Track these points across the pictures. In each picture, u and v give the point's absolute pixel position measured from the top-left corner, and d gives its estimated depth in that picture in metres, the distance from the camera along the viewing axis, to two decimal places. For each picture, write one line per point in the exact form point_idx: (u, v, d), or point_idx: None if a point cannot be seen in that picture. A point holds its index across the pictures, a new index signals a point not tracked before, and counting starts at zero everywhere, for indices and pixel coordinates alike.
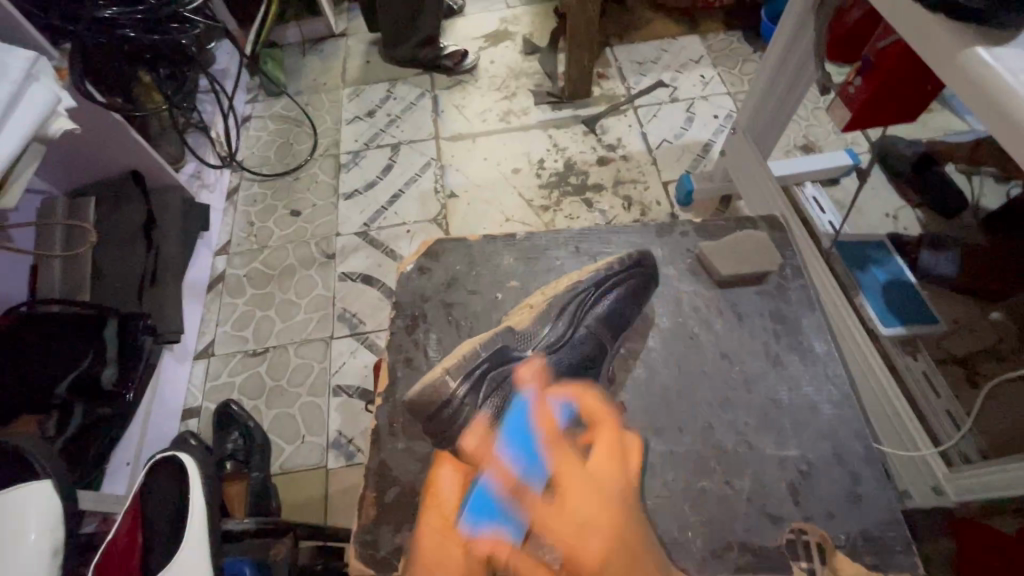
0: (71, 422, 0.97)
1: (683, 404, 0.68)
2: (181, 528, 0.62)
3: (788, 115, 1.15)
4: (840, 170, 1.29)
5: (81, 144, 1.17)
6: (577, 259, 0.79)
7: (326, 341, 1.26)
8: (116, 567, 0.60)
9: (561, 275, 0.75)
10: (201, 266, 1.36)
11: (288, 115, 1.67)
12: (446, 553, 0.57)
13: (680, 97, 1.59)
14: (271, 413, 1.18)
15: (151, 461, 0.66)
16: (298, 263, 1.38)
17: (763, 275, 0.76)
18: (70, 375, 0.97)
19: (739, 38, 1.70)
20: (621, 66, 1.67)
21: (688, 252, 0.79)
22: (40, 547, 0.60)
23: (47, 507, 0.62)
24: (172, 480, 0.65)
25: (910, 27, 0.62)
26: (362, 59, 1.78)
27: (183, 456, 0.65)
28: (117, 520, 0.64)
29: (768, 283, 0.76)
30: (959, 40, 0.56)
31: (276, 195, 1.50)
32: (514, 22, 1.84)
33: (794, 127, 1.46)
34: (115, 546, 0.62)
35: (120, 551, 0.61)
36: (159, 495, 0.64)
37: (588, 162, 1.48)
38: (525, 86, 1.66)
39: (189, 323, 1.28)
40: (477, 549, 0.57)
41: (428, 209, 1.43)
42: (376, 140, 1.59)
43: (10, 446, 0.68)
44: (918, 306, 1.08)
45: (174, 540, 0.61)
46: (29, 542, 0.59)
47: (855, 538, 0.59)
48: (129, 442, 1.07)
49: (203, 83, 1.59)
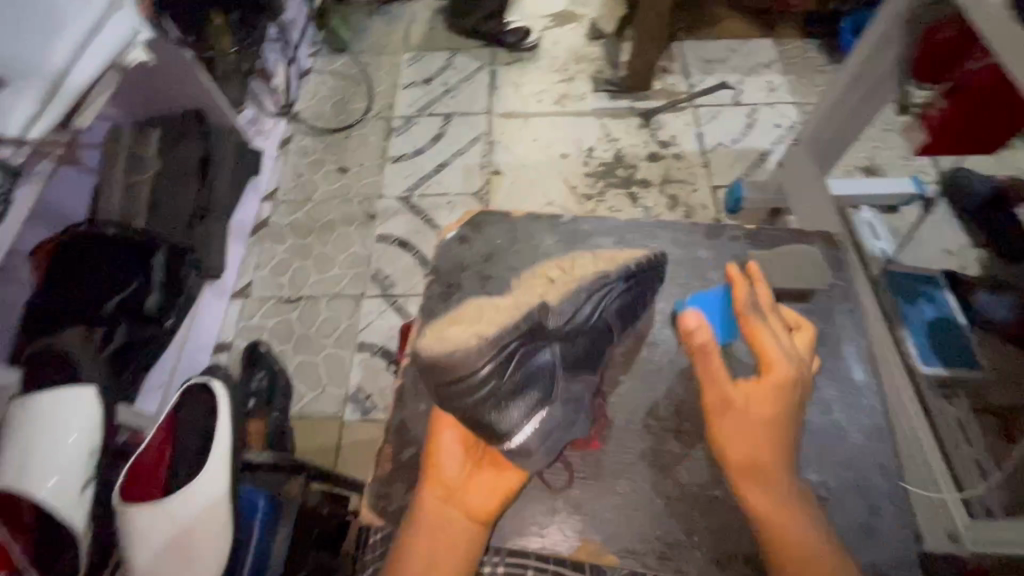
0: (115, 338, 1.02)
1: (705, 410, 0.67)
2: (205, 448, 0.65)
3: (858, 133, 1.10)
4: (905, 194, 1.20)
5: (152, 76, 1.21)
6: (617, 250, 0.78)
7: (357, 298, 1.29)
8: (143, 476, 0.65)
9: None
10: (248, 210, 1.40)
11: (347, 73, 1.68)
12: (444, 516, 0.56)
13: (743, 102, 1.54)
14: (297, 360, 1.23)
15: (185, 385, 0.69)
16: (340, 219, 1.41)
17: (806, 294, 0.74)
18: (119, 296, 1.03)
19: (815, 47, 1.63)
20: (687, 62, 1.62)
21: (730, 258, 0.77)
22: (79, 447, 0.65)
23: (87, 411, 0.67)
24: (202, 404, 0.68)
25: None
26: (427, 25, 1.78)
27: (215, 384, 0.68)
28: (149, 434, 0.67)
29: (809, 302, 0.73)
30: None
31: (327, 150, 1.53)
32: (583, 4, 1.80)
33: (859, 147, 1.40)
34: (146, 458, 0.66)
35: (148, 463, 0.66)
36: (189, 417, 0.68)
37: (639, 157, 1.45)
38: (585, 72, 1.63)
39: (231, 261, 1.33)
40: (476, 507, 0.56)
41: (472, 183, 1.44)
42: (430, 109, 1.59)
43: (56, 349, 0.71)
44: (965, 351, 1.03)
45: (197, 461, 0.65)
46: (69, 443, 0.64)
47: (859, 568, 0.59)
48: (164, 366, 1.14)
49: (271, 31, 1.63)
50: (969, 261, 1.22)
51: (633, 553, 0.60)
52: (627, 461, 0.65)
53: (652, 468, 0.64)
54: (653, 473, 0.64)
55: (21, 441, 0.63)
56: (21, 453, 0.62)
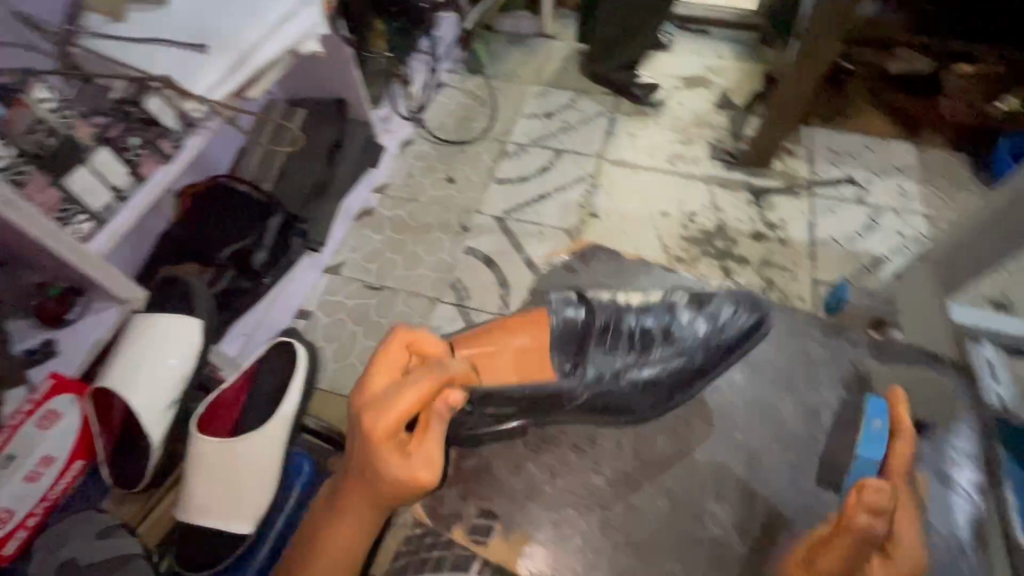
0: (220, 282, 1.15)
1: (776, 522, 0.64)
2: (278, 400, 0.72)
3: (987, 269, 0.98)
4: (946, 412, 0.69)
5: (316, 67, 1.35)
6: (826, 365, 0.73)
7: (431, 301, 1.34)
8: (219, 412, 0.72)
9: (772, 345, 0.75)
10: (358, 197, 1.51)
11: (477, 93, 1.78)
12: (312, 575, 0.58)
13: (868, 202, 1.46)
14: (364, 343, 1.29)
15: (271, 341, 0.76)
16: (436, 224, 1.48)
17: (922, 424, 0.68)
18: (234, 245, 1.15)
19: (963, 162, 1.52)
20: (813, 149, 1.57)
21: (849, 363, 0.73)
22: (173, 372, 0.74)
23: (185, 343, 0.76)
24: (281, 361, 0.75)
25: None
26: (560, 64, 1.85)
27: (299, 348, 0.75)
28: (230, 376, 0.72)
29: (932, 438, 0.67)
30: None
31: (440, 159, 1.62)
32: (717, 72, 1.79)
33: (990, 278, 1.28)
34: (222, 399, 0.72)
35: (223, 403, 0.72)
36: (267, 373, 0.74)
37: (742, 232, 1.41)
38: (705, 138, 1.62)
39: (333, 238, 1.42)
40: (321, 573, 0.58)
41: (566, 220, 1.46)
42: (544, 140, 1.65)
43: (179, 283, 0.82)
44: None
45: (269, 405, 0.72)
46: (168, 365, 0.74)
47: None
48: (251, 316, 1.23)
49: (420, 45, 1.77)
50: None
51: None
52: None
53: None
54: None
55: (139, 353, 0.73)
56: (138, 365, 0.72)
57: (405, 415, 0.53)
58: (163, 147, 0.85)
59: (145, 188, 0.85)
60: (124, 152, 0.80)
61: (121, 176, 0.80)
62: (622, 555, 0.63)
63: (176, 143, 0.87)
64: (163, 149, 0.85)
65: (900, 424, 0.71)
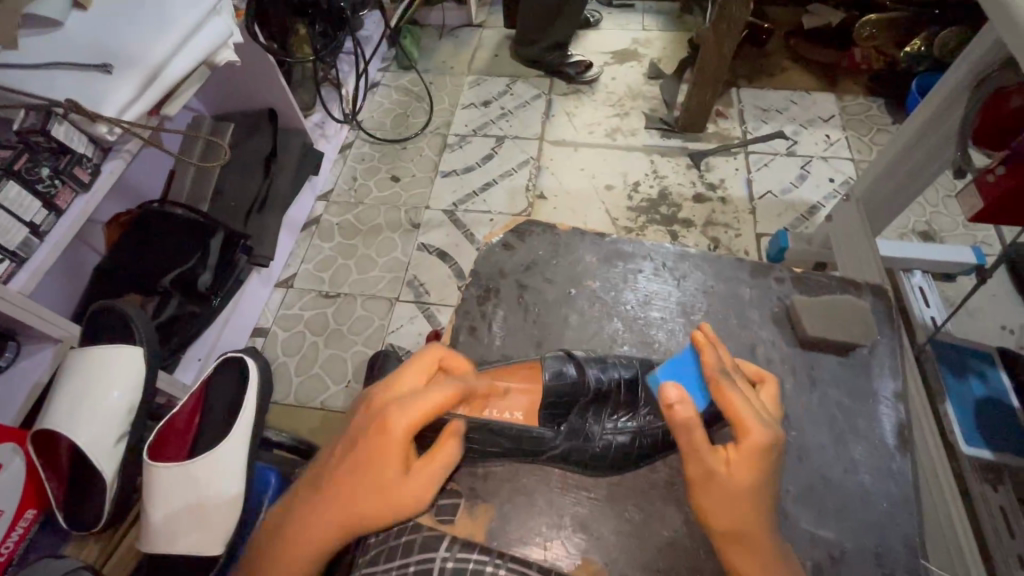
0: (165, 309, 1.09)
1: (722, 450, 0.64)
2: (235, 414, 0.71)
3: (908, 201, 1.03)
4: (859, 336, 0.69)
5: (237, 77, 1.31)
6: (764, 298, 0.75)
7: (390, 301, 1.33)
8: (173, 438, 0.69)
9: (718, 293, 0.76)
10: (303, 206, 1.48)
11: (412, 89, 1.76)
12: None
13: (798, 153, 1.52)
14: (327, 352, 1.27)
15: (221, 358, 0.74)
16: (386, 225, 1.47)
17: (853, 348, 0.70)
18: (176, 271, 1.09)
19: (880, 106, 1.61)
20: (743, 108, 1.62)
21: (776, 301, 0.75)
22: (120, 404, 0.71)
23: (128, 372, 0.73)
24: (234, 377, 0.74)
25: None
26: (491, 52, 1.85)
27: (250, 363, 0.73)
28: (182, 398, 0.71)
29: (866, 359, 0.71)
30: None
31: (382, 159, 1.60)
32: (645, 44, 1.82)
33: (915, 211, 1.36)
34: (176, 423, 0.70)
35: (178, 427, 0.70)
36: (221, 390, 0.73)
37: (684, 196, 1.45)
38: (640, 109, 1.66)
39: (281, 251, 1.39)
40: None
41: (515, 204, 1.47)
42: (484, 129, 1.65)
43: (115, 312, 0.79)
44: (1015, 434, 0.99)
45: (227, 423, 0.71)
46: (112, 398, 0.70)
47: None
48: (204, 340, 1.18)
49: (346, 46, 1.73)
50: None
51: None
52: (631, 488, 0.62)
53: (663, 497, 0.62)
54: (662, 502, 0.61)
55: (79, 390, 0.69)
56: (80, 402, 0.69)
57: (418, 422, 0.49)
58: (78, 175, 0.81)
59: (65, 221, 0.82)
60: (36, 185, 0.77)
61: (35, 211, 0.77)
62: (581, 510, 0.61)
63: (91, 170, 0.84)
64: (78, 177, 0.82)
65: (815, 349, 0.70)
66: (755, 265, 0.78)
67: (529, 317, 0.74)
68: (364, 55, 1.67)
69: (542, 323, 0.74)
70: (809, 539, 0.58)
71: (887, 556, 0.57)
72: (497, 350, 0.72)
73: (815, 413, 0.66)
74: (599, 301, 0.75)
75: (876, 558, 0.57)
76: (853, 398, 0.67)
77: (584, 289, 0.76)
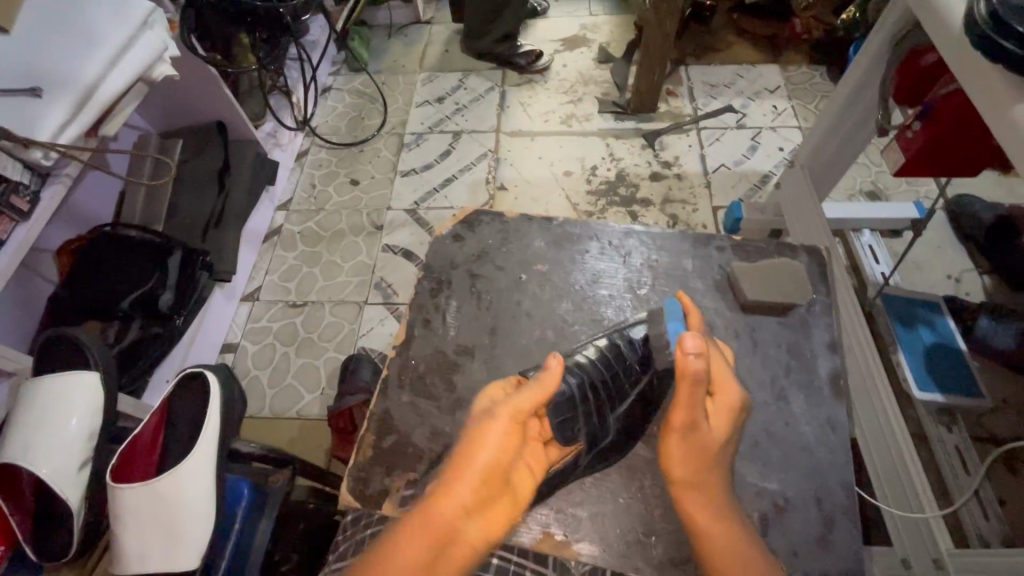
0: (129, 333, 1.08)
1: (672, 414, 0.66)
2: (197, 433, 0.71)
3: (848, 163, 1.07)
4: (795, 295, 0.73)
5: (179, 91, 1.28)
6: (708, 268, 0.78)
7: (359, 305, 1.33)
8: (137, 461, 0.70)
9: (672, 264, 0.78)
10: (262, 217, 1.46)
11: (364, 91, 1.75)
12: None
13: (748, 125, 1.56)
14: (298, 362, 1.26)
15: (179, 376, 0.74)
16: (348, 229, 1.46)
17: (792, 307, 0.73)
18: (136, 293, 1.07)
19: (823, 73, 1.66)
20: (692, 86, 1.65)
21: (719, 269, 0.77)
22: (79, 432, 0.70)
23: (87, 398, 0.72)
24: (194, 393, 0.73)
25: (960, 68, 0.56)
26: (441, 48, 1.84)
27: (209, 376, 0.73)
28: (143, 419, 0.71)
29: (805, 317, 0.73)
30: (1009, 89, 0.50)
31: (340, 163, 1.59)
32: (593, 29, 1.84)
33: (860, 172, 1.42)
34: (139, 445, 0.70)
35: (141, 448, 0.71)
36: (182, 408, 0.73)
37: (640, 176, 1.48)
38: (592, 94, 1.67)
39: (243, 265, 1.38)
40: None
41: (476, 198, 1.48)
42: (439, 125, 1.65)
43: (69, 339, 0.78)
44: (963, 377, 1.03)
45: (192, 439, 0.70)
46: (70, 427, 0.69)
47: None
48: (171, 362, 1.16)
49: (292, 52, 1.71)
50: (973, 287, 1.23)
51: (595, 550, 0.59)
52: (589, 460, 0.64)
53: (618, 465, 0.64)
54: (619, 470, 0.63)
55: (35, 422, 0.68)
56: (35, 435, 0.67)
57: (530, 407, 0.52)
58: (15, 204, 0.80)
59: (5, 252, 0.79)
60: None
61: None
62: None
63: (30, 199, 0.82)
64: (16, 207, 0.80)
65: (756, 312, 0.73)
66: (697, 236, 0.81)
67: (481, 305, 0.76)
68: (311, 60, 1.65)
69: (494, 310, 0.75)
70: (755, 491, 0.61)
71: (826, 500, 0.61)
72: (453, 340, 0.73)
73: (762, 373, 0.69)
74: (549, 284, 0.76)
75: (817, 503, 0.61)
76: (795, 356, 0.70)
77: (536, 273, 0.78)
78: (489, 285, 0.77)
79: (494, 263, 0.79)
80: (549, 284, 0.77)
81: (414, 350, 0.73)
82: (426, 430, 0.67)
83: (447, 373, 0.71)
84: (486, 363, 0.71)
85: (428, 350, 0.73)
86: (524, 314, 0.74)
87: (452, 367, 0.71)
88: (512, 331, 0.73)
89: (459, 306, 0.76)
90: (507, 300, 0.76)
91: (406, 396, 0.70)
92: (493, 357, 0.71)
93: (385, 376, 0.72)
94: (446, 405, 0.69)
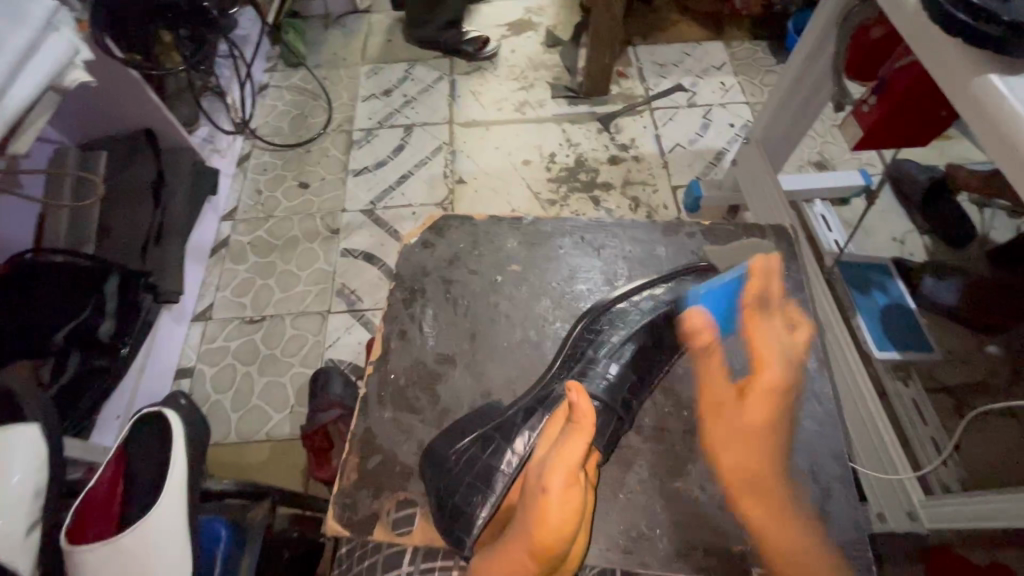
0: (65, 370, 0.96)
1: (662, 403, 0.66)
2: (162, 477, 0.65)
3: (801, 134, 1.09)
4: None
5: (97, 97, 1.17)
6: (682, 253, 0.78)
7: (322, 315, 1.27)
8: (94, 515, 0.64)
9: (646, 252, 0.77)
10: (206, 231, 1.36)
11: (304, 87, 1.66)
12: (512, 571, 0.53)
13: (698, 103, 1.58)
14: (262, 381, 1.20)
15: (137, 416, 0.68)
16: (302, 235, 1.39)
17: None
18: (71, 323, 0.97)
19: (765, 48, 1.69)
20: (642, 66, 1.66)
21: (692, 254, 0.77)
22: (24, 489, 0.63)
23: (30, 451, 0.65)
24: (153, 435, 0.68)
25: (918, 43, 0.57)
26: (383, 38, 1.76)
27: (170, 415, 0.68)
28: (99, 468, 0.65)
29: (782, 296, 0.74)
30: (969, 60, 0.51)
31: (286, 167, 1.50)
32: (538, 12, 1.80)
33: (808, 144, 1.46)
34: (96, 496, 0.64)
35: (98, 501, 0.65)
36: (141, 452, 0.67)
37: (600, 160, 1.47)
38: (543, 79, 1.65)
39: (190, 283, 1.28)
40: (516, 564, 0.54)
41: (435, 193, 1.44)
42: (389, 120, 1.58)
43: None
44: (916, 334, 1.10)
45: (156, 485, 0.65)
46: (13, 484, 0.62)
47: (817, 553, 0.58)
48: (121, 395, 1.07)
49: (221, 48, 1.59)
50: (916, 247, 1.30)
51: (601, 551, 0.58)
52: None
53: (614, 462, 0.63)
54: (616, 468, 0.63)
55: None
56: None
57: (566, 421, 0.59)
58: None
59: None
60: None
61: None
62: None
63: None
64: None
65: None
66: (668, 224, 0.80)
67: (457, 311, 0.73)
68: (243, 58, 1.54)
69: (473, 315, 0.72)
70: (752, 472, 0.62)
71: (821, 474, 0.62)
72: (432, 349, 0.70)
73: (745, 355, 0.70)
74: (526, 284, 0.74)
75: (813, 477, 0.62)
76: None
77: (511, 272, 0.75)
78: (464, 289, 0.74)
79: (468, 266, 0.76)
80: (527, 284, 0.75)
81: (393, 364, 0.69)
82: (413, 446, 0.64)
83: (430, 385, 0.68)
84: (469, 370, 0.69)
85: (408, 364, 0.69)
86: (505, 316, 0.72)
87: (435, 378, 0.68)
88: (492, 334, 0.71)
89: (437, 314, 0.73)
90: (484, 304, 0.73)
91: (389, 413, 0.66)
92: (476, 364, 0.69)
93: (364, 394, 0.68)
94: (433, 419, 0.66)
